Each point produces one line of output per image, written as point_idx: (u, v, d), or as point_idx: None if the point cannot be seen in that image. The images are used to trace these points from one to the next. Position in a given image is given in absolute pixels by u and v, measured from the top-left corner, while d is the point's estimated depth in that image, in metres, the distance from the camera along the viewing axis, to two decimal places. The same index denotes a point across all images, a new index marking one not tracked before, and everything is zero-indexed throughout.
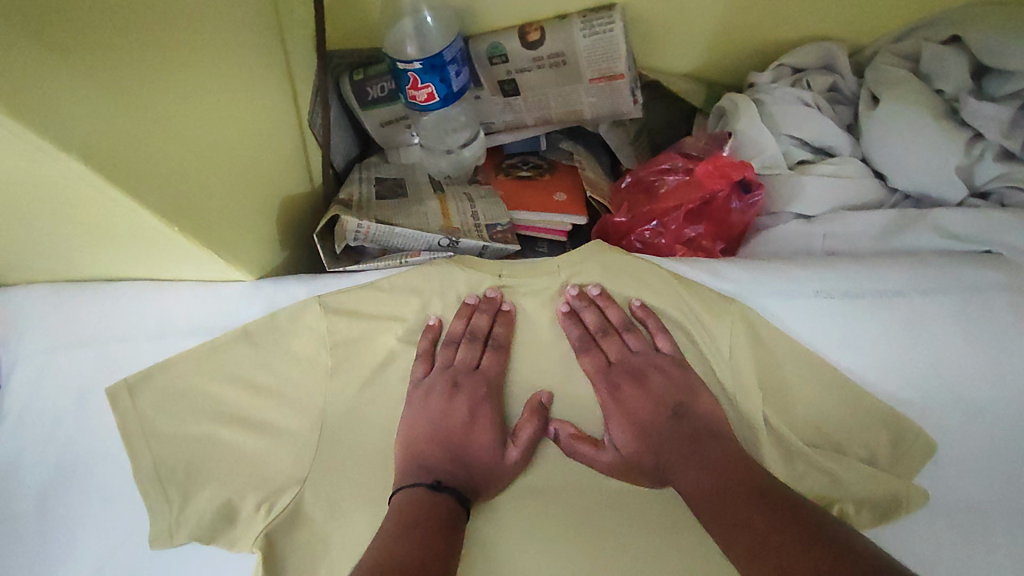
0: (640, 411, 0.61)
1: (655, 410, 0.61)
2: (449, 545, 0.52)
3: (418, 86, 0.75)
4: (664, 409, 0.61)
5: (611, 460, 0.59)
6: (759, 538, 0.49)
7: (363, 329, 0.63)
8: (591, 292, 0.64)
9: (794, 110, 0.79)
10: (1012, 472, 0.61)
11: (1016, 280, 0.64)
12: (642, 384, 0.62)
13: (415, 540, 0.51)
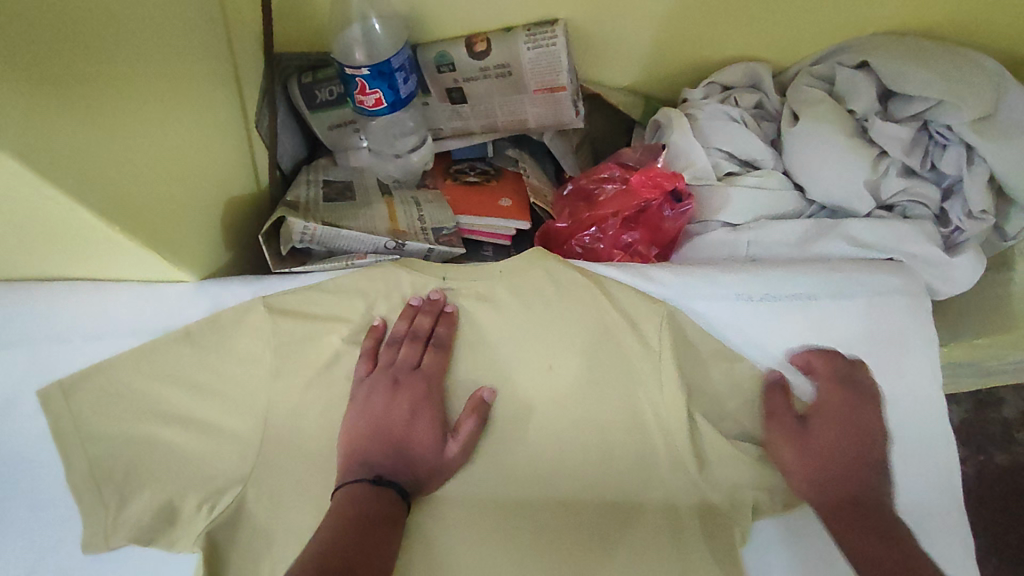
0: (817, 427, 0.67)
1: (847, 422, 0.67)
2: (382, 542, 0.56)
3: (366, 91, 0.77)
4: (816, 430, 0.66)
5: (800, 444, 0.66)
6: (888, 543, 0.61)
7: (307, 329, 0.65)
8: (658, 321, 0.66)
9: (723, 125, 0.84)
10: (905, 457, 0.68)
11: (913, 284, 0.71)
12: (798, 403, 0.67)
13: (351, 541, 0.53)
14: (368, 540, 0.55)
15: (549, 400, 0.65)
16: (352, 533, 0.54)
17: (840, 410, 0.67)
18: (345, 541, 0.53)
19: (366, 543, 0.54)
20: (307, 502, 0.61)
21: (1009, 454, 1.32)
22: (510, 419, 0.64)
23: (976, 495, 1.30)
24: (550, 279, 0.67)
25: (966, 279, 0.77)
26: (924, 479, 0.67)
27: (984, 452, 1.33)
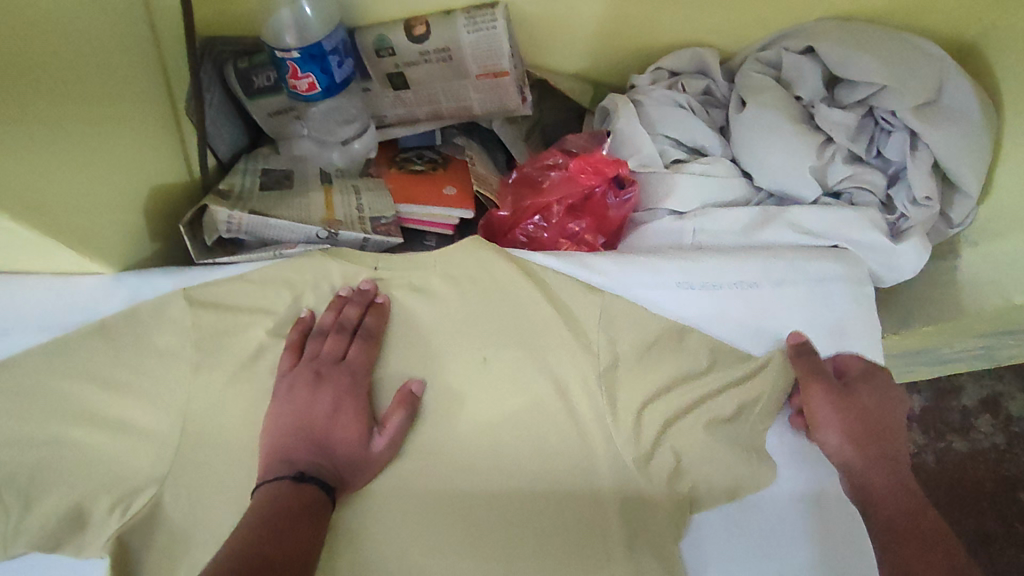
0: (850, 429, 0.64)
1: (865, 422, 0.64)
2: (306, 541, 0.52)
3: (299, 76, 0.74)
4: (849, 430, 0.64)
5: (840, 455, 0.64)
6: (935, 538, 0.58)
7: (230, 321, 0.62)
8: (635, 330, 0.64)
9: (669, 112, 0.83)
10: None
11: (854, 271, 0.70)
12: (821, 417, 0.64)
13: (259, 541, 0.50)
14: (285, 539, 0.51)
15: (482, 393, 0.63)
16: (262, 536, 0.50)
17: (855, 411, 0.64)
18: (253, 544, 0.49)
19: (283, 542, 0.50)
20: (227, 501, 0.58)
21: (967, 442, 1.33)
22: (440, 411, 0.62)
23: (934, 482, 1.31)
24: (486, 267, 0.65)
25: (911, 266, 0.76)
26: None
27: (943, 440, 1.34)
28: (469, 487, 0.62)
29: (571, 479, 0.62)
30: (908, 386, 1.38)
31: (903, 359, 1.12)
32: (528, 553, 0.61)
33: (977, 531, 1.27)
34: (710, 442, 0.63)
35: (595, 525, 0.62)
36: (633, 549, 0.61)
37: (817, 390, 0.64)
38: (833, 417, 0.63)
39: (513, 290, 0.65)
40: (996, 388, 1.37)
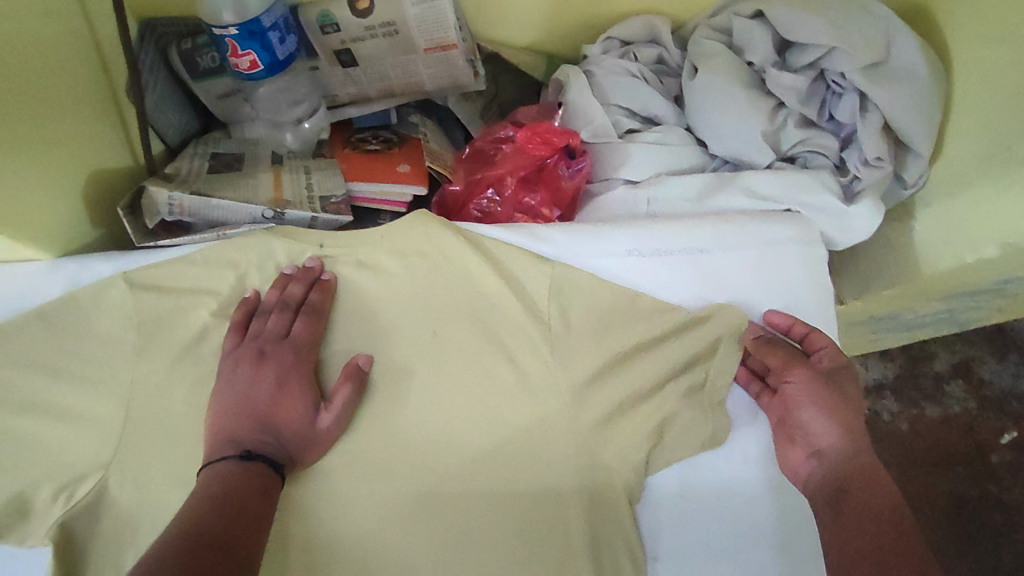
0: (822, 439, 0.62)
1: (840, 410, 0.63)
2: (258, 514, 0.51)
3: (239, 53, 0.73)
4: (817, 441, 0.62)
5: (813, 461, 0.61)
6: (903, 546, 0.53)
7: (172, 304, 0.61)
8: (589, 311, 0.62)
9: (621, 82, 0.83)
10: None
11: (805, 234, 0.70)
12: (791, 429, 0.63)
13: (217, 524, 0.47)
14: (241, 520, 0.49)
15: (433, 368, 0.63)
16: (218, 517, 0.48)
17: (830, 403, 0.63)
18: (211, 525, 0.47)
19: (239, 521, 0.49)
20: (175, 485, 0.58)
21: (939, 406, 1.35)
22: (390, 387, 0.62)
23: (909, 447, 1.33)
24: (433, 241, 0.64)
25: (864, 229, 0.75)
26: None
27: (917, 406, 1.35)
28: (421, 463, 0.61)
29: (526, 451, 0.62)
30: (882, 354, 1.39)
31: (869, 325, 1.13)
32: (483, 526, 0.61)
33: (950, 494, 1.29)
34: (665, 411, 0.63)
35: (551, 497, 0.61)
36: (589, 518, 0.61)
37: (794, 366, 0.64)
38: (807, 396, 0.63)
39: (463, 265, 0.64)
40: (967, 353, 1.38)
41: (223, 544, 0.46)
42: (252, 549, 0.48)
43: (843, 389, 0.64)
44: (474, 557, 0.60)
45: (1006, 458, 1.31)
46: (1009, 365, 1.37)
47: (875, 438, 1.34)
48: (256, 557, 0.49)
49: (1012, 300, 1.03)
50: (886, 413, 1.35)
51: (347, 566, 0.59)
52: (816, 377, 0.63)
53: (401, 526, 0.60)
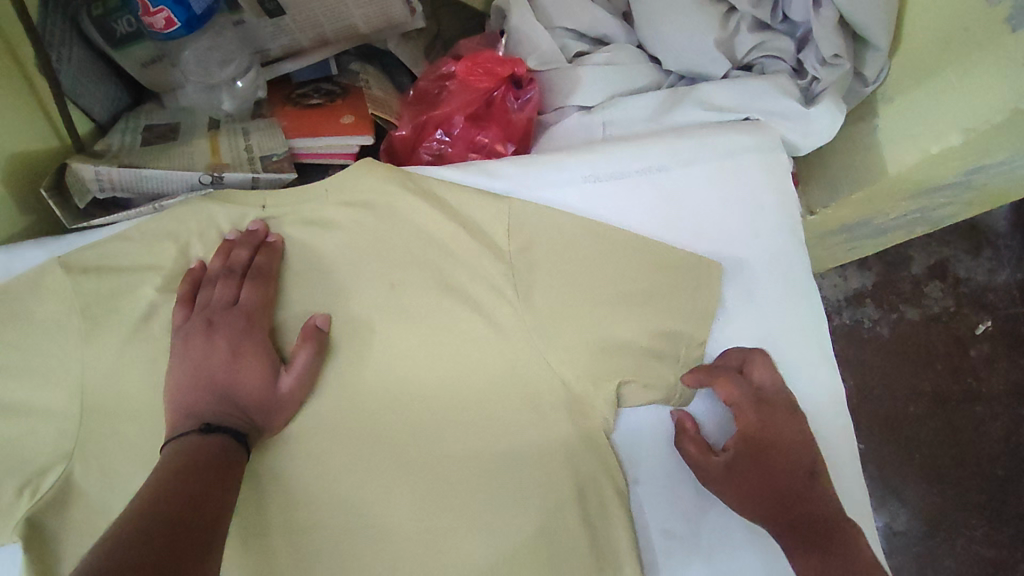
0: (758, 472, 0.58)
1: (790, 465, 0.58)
2: (221, 486, 0.49)
3: (151, 10, 0.67)
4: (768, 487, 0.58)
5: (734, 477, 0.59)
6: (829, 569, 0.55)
7: (115, 285, 0.59)
8: (537, 260, 0.62)
9: (564, 2, 0.78)
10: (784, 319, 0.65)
11: (765, 141, 0.68)
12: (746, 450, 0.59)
13: (176, 500, 0.46)
14: (202, 499, 0.47)
15: (393, 320, 0.61)
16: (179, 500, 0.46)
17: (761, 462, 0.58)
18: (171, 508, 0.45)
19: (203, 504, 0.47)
20: (143, 467, 0.56)
21: (919, 309, 1.36)
22: (350, 343, 0.61)
23: (891, 351, 1.35)
24: (381, 191, 0.62)
25: (826, 131, 0.74)
26: (797, 342, 0.65)
27: (896, 310, 1.37)
28: (393, 416, 0.61)
29: (499, 393, 0.61)
30: (860, 264, 1.39)
31: (838, 233, 1.15)
32: (462, 474, 0.60)
33: (932, 391, 1.33)
34: (637, 338, 0.61)
35: (530, 437, 0.61)
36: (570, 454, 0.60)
37: (737, 472, 0.58)
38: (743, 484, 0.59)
39: (416, 212, 0.62)
40: (944, 253, 1.38)
41: (185, 520, 0.45)
42: (218, 520, 0.47)
43: (767, 443, 0.58)
44: (456, 504, 0.59)
45: (984, 351, 1.34)
46: (983, 261, 1.38)
47: (857, 344, 1.36)
48: (222, 537, 0.47)
49: (980, 192, 1.03)
50: (867, 320, 1.36)
51: (328, 527, 0.59)
52: (740, 461, 0.59)
53: (380, 482, 0.60)
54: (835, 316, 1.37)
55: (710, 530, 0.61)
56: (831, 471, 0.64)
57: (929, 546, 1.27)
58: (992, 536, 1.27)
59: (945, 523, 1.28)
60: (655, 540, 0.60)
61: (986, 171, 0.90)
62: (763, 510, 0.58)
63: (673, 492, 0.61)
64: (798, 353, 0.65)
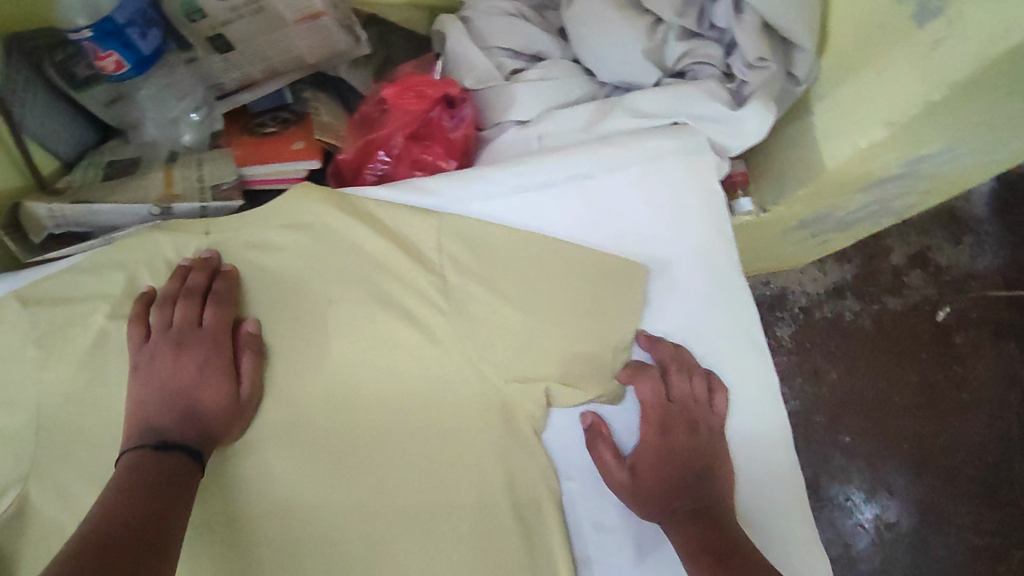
0: (669, 447, 0.65)
1: (687, 461, 0.64)
2: (168, 503, 0.52)
3: (101, 55, 0.70)
4: (673, 461, 0.64)
5: (641, 452, 0.65)
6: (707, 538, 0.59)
7: (68, 314, 0.62)
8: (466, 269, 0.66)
9: (499, 22, 0.81)
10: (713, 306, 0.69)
11: (689, 141, 0.72)
12: (668, 429, 0.65)
13: (121, 521, 0.49)
14: (153, 530, 0.49)
15: (334, 335, 0.65)
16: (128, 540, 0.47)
17: (671, 441, 0.65)
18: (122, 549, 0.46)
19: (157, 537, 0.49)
20: (98, 484, 0.60)
21: (900, 298, 1.37)
22: (294, 358, 0.64)
23: (874, 342, 1.35)
24: (317, 214, 0.66)
25: (756, 132, 0.77)
26: (721, 331, 0.69)
27: (878, 301, 1.37)
28: (336, 425, 0.64)
29: (436, 399, 0.64)
30: (839, 256, 1.39)
31: (801, 228, 1.16)
32: (403, 477, 0.63)
33: (919, 381, 1.33)
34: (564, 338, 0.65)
35: (466, 437, 0.64)
36: (502, 452, 0.64)
37: (654, 439, 0.65)
38: (649, 456, 0.65)
39: (351, 231, 0.66)
40: (925, 243, 1.39)
41: (130, 539, 0.47)
42: (164, 538, 0.49)
43: (686, 426, 0.65)
44: (398, 507, 0.62)
45: (967, 338, 1.35)
46: (965, 248, 1.39)
47: (839, 338, 1.35)
48: (170, 553, 0.49)
49: (933, 182, 1.05)
50: (849, 313, 1.36)
51: (275, 535, 0.62)
52: (659, 434, 0.65)
53: (324, 489, 0.62)
54: (817, 311, 1.36)
55: (638, 523, 0.65)
56: (761, 456, 0.68)
57: (918, 536, 1.27)
58: (982, 523, 1.27)
59: (934, 512, 1.27)
60: (588, 534, 0.65)
61: (929, 161, 0.91)
62: (660, 485, 0.64)
63: (604, 488, 0.66)
64: (726, 342, 0.69)
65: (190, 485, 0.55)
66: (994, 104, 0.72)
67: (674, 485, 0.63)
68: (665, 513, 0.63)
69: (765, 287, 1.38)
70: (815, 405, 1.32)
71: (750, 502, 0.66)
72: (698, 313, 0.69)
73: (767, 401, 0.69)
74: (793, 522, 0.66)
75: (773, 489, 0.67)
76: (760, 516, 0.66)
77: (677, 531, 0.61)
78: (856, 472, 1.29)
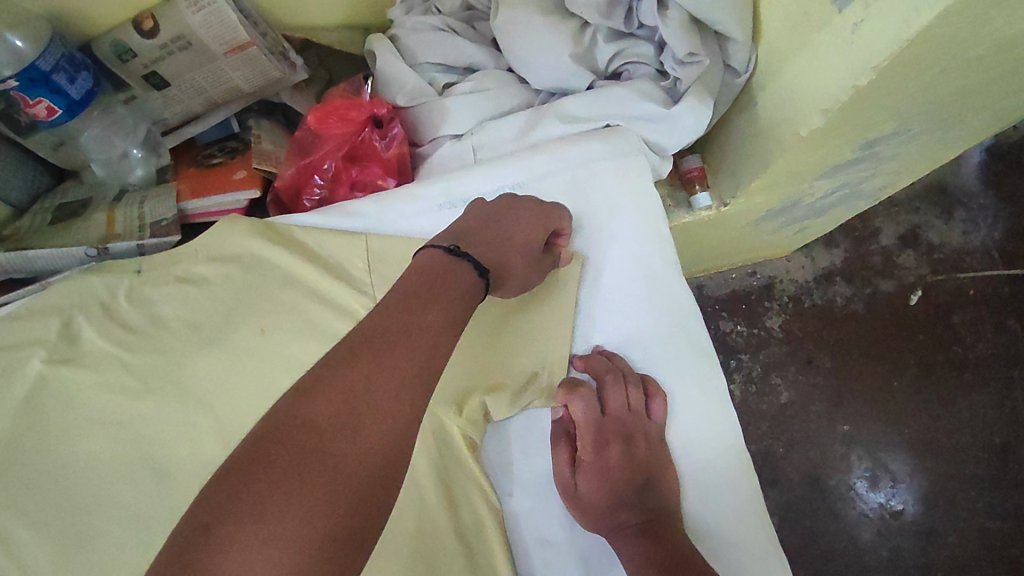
0: (607, 464, 0.65)
1: (629, 477, 0.63)
2: (408, 341, 0.47)
3: (31, 102, 0.72)
4: (613, 478, 0.64)
5: (582, 472, 0.65)
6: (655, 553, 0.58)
7: (4, 361, 0.63)
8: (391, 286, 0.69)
9: (427, 38, 0.81)
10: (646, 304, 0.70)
11: (618, 145, 0.74)
12: (603, 447, 0.65)
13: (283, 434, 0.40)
14: (392, 378, 0.44)
15: (267, 363, 0.65)
16: (285, 432, 0.40)
17: (608, 456, 0.65)
18: (289, 441, 0.40)
19: (406, 377, 0.45)
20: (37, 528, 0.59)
21: (892, 280, 1.32)
22: (227, 389, 0.64)
23: (868, 327, 1.29)
24: (244, 245, 0.70)
25: (691, 128, 0.75)
26: (653, 333, 0.69)
27: (869, 284, 1.31)
28: None
29: None
30: (826, 242, 1.34)
31: (774, 218, 1.10)
32: None
33: (916, 363, 1.26)
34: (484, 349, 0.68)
35: None
36: (439, 472, 0.63)
37: (592, 458, 0.65)
38: (591, 476, 0.64)
39: (278, 257, 0.69)
40: (911, 222, 1.35)
41: (296, 444, 0.40)
42: (365, 408, 0.42)
43: (622, 441, 0.65)
44: None
45: (966, 317, 1.29)
46: (955, 224, 1.35)
47: (830, 323, 1.29)
48: (358, 437, 0.41)
49: (901, 162, 1.01)
50: (839, 298, 1.30)
51: None
52: (594, 452, 0.65)
53: None
54: (806, 298, 1.31)
55: (585, 535, 0.65)
56: (708, 459, 0.66)
57: (928, 525, 1.17)
58: (995, 506, 1.18)
59: (944, 498, 1.19)
60: (533, 551, 0.64)
61: (887, 143, 0.88)
62: (604, 505, 0.63)
63: (545, 502, 0.66)
64: (663, 342, 0.69)
65: (437, 311, 0.50)
66: (935, 80, 0.69)
67: (617, 503, 0.63)
68: (613, 535, 0.62)
69: (750, 278, 1.33)
70: (809, 393, 1.25)
71: (697, 507, 0.64)
72: (630, 314, 0.70)
73: (712, 401, 0.67)
74: (745, 525, 0.64)
75: (722, 492, 0.65)
76: (708, 522, 0.64)
77: (627, 550, 0.60)
78: (855, 460, 1.21)
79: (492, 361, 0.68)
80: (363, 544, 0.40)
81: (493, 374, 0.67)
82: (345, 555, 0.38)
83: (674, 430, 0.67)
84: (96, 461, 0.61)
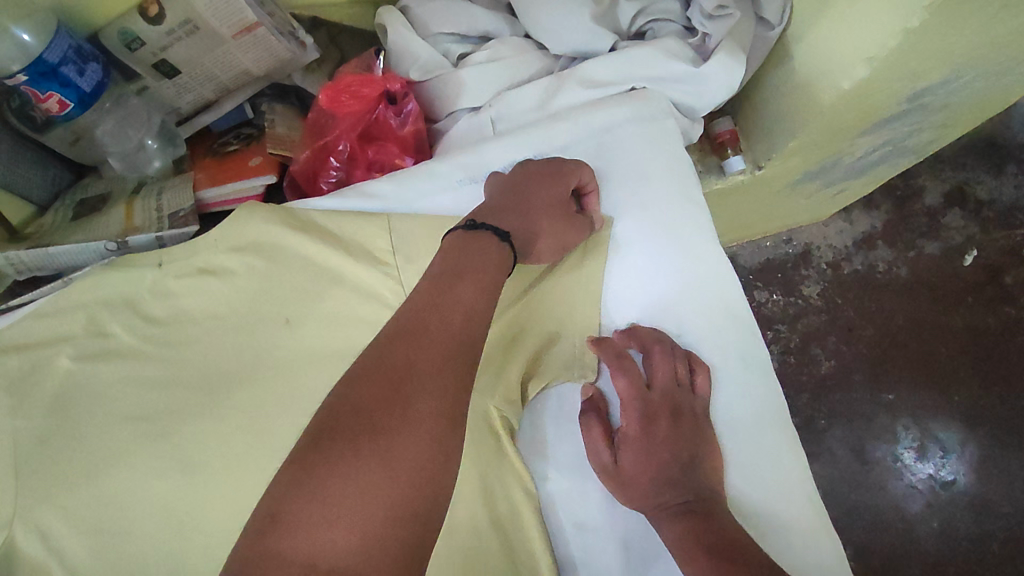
0: (655, 437, 0.60)
1: (676, 452, 0.59)
2: (447, 318, 0.48)
3: (42, 97, 0.71)
4: (664, 455, 0.59)
5: (626, 447, 0.61)
6: (709, 531, 0.54)
7: (35, 360, 0.63)
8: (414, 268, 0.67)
9: (438, 7, 0.77)
10: (681, 276, 0.67)
11: (643, 109, 0.71)
12: (650, 421, 0.61)
13: (337, 411, 0.42)
14: (433, 356, 0.45)
15: (294, 351, 0.64)
16: (337, 421, 0.41)
17: (656, 432, 0.60)
18: (345, 421, 0.41)
19: (446, 351, 0.46)
20: (74, 527, 0.58)
21: (939, 240, 1.25)
22: (253, 379, 0.63)
23: (913, 291, 1.22)
24: (264, 232, 0.68)
25: (722, 88, 0.71)
26: (687, 305, 0.67)
27: (913, 247, 1.25)
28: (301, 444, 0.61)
29: None
30: (866, 203, 1.28)
31: (812, 181, 1.04)
32: None
33: (966, 328, 1.20)
34: (515, 328, 0.65)
35: None
36: (481, 468, 0.60)
37: (637, 431, 0.61)
38: (638, 452, 0.60)
39: (299, 241, 0.68)
40: (960, 177, 1.28)
41: (349, 419, 0.41)
42: (413, 382, 0.44)
43: (672, 416, 0.61)
44: None
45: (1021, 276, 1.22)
46: (1008, 177, 1.27)
47: (874, 289, 1.23)
48: (414, 410, 0.43)
49: (952, 112, 0.94)
50: (882, 262, 1.24)
51: None
52: (640, 426, 0.61)
53: None
54: (845, 265, 1.25)
55: (624, 517, 0.62)
56: (752, 436, 0.63)
57: (982, 494, 1.11)
58: None
59: (1003, 466, 1.13)
60: (570, 535, 0.62)
61: (938, 92, 0.82)
62: (650, 482, 0.59)
63: (582, 486, 0.64)
64: (701, 315, 0.66)
65: (465, 287, 0.51)
66: (994, 19, 0.63)
67: (663, 480, 0.59)
68: (657, 513, 0.58)
69: (786, 246, 1.27)
70: (851, 362, 1.19)
71: (743, 489, 0.61)
72: (661, 286, 0.68)
73: (753, 375, 0.65)
74: (796, 504, 0.60)
75: (770, 471, 0.61)
76: (757, 504, 0.60)
77: (674, 529, 0.56)
78: (903, 429, 1.15)
79: (521, 343, 0.65)
80: (430, 512, 0.41)
81: (523, 356, 0.65)
82: (409, 529, 0.40)
83: (716, 405, 0.64)
84: (126, 457, 0.60)
